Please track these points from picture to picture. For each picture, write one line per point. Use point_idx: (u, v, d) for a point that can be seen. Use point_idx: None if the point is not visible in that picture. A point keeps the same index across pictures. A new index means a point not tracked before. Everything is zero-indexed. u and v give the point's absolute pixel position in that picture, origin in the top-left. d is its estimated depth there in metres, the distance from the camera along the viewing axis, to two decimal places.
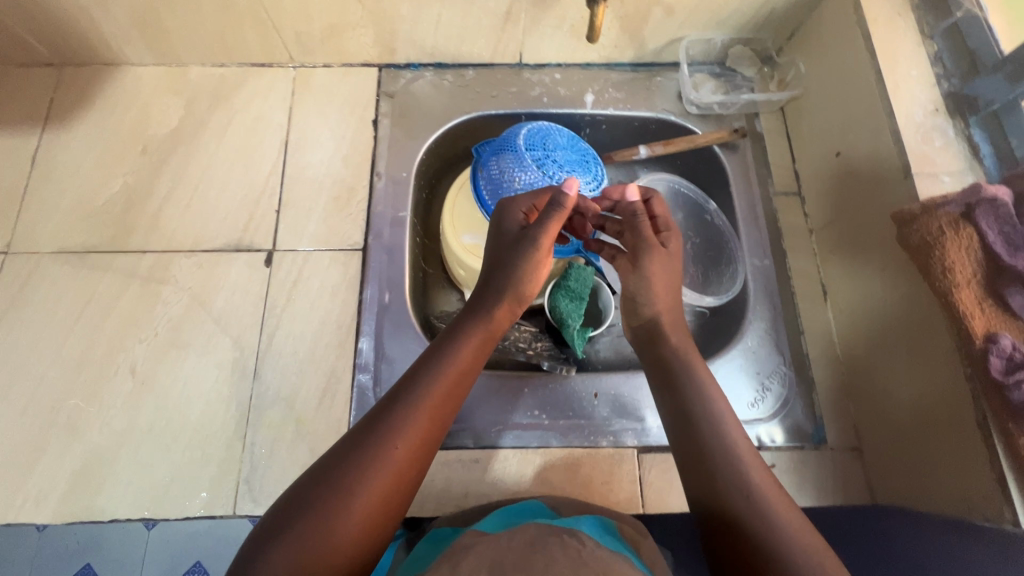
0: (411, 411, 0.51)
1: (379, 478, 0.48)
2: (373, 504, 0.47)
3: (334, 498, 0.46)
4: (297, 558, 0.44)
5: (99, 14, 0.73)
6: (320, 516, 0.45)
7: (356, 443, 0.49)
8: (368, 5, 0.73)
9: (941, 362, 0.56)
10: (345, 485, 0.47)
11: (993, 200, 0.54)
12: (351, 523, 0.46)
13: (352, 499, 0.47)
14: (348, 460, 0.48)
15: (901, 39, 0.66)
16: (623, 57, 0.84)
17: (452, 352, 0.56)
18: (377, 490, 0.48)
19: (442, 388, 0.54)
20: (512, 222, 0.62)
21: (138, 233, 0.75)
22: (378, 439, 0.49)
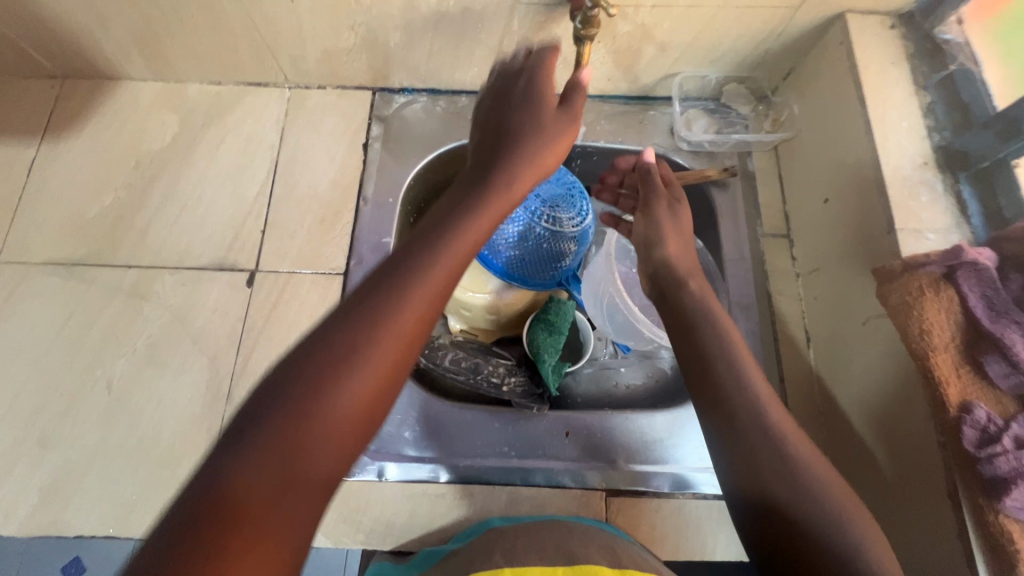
0: (393, 300, 0.39)
1: (358, 378, 0.36)
2: (354, 414, 0.36)
3: (302, 402, 0.35)
4: (280, 448, 0.34)
5: (99, 32, 0.74)
6: (284, 426, 0.34)
7: (327, 337, 0.37)
8: (361, 33, 0.74)
9: (917, 423, 0.55)
10: (314, 387, 0.35)
11: (976, 262, 0.53)
12: (328, 438, 0.35)
13: (323, 403, 0.35)
14: (316, 356, 0.37)
15: (893, 89, 0.65)
16: (617, 90, 0.84)
17: (448, 235, 0.44)
18: (358, 391, 0.36)
19: (435, 275, 0.41)
20: (523, 86, 0.57)
21: (126, 247, 0.76)
22: (354, 331, 0.37)
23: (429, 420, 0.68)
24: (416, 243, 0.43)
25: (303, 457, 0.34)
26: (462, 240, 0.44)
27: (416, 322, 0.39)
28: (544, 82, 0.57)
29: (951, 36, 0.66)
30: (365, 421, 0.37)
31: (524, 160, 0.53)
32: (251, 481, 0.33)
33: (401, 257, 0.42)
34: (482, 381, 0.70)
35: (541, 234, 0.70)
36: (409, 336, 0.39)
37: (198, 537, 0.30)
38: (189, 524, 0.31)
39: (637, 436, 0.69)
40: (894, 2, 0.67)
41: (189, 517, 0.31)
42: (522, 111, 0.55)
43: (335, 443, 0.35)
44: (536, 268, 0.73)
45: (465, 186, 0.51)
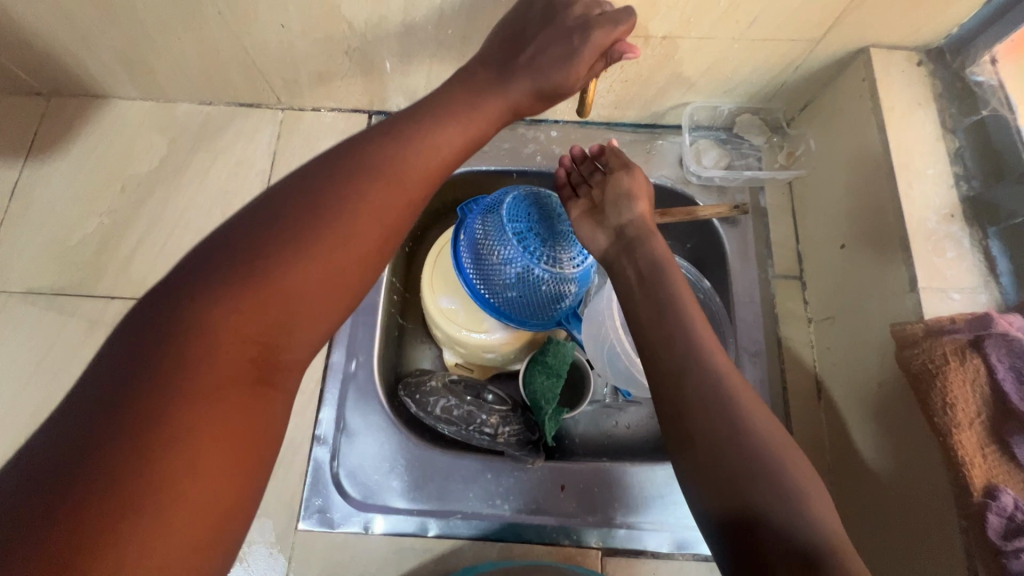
0: (345, 191, 0.43)
1: (315, 254, 0.41)
2: (312, 290, 0.41)
3: (262, 271, 0.39)
4: (237, 313, 0.38)
5: (83, 52, 0.71)
6: (246, 295, 0.38)
7: (280, 215, 0.42)
8: (356, 58, 0.70)
9: (933, 499, 0.52)
10: (273, 260, 0.40)
11: (1006, 333, 0.48)
12: (292, 308, 0.40)
13: (282, 275, 0.40)
14: (269, 231, 0.41)
15: (919, 133, 0.61)
16: (624, 117, 0.80)
17: (400, 137, 0.47)
18: (315, 267, 0.41)
19: (386, 173, 0.45)
20: (540, 16, 0.55)
21: (108, 277, 0.73)
22: (307, 212, 0.42)
23: (418, 470, 0.65)
24: (370, 141, 0.47)
25: (259, 323, 0.39)
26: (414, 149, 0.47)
27: (370, 211, 0.44)
28: (549, 56, 0.54)
29: (982, 78, 0.61)
30: (321, 298, 0.41)
31: (517, 79, 0.54)
32: (217, 342, 0.37)
33: (350, 159, 0.45)
34: (473, 433, 0.68)
35: (540, 277, 0.67)
36: (362, 222, 0.43)
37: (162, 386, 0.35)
38: (150, 379, 0.35)
39: (636, 491, 0.65)
40: (923, 37, 0.63)
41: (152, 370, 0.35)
42: (511, 65, 0.54)
43: (297, 315, 0.40)
44: (533, 310, 0.70)
45: (436, 98, 0.53)
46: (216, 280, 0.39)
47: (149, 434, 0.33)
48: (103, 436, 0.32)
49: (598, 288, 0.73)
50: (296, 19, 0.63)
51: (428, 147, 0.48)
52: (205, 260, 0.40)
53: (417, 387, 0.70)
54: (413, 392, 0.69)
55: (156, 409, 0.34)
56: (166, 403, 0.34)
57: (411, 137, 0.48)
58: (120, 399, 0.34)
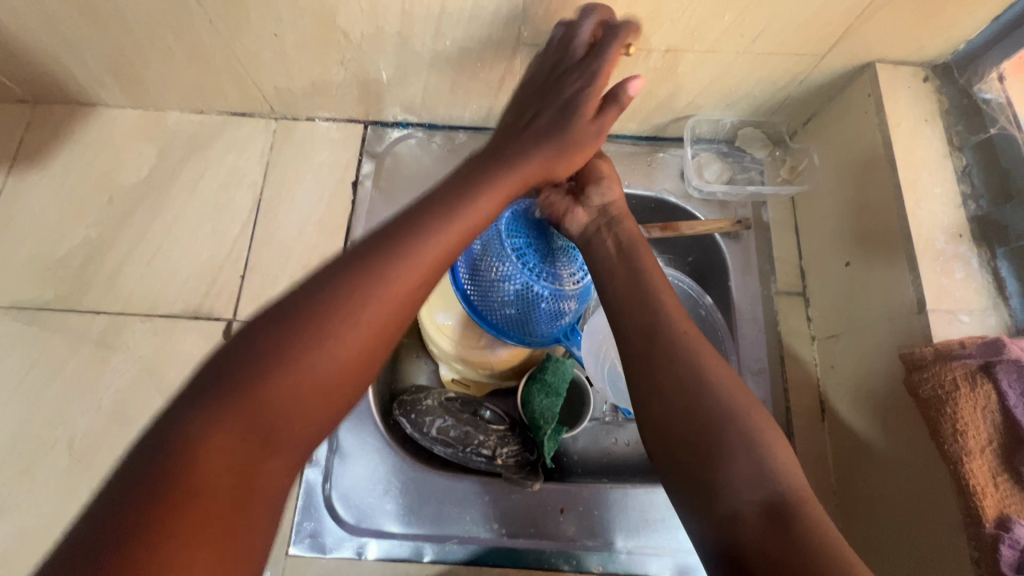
0: (371, 284, 0.38)
1: (327, 356, 0.36)
2: (318, 397, 0.36)
3: (265, 374, 0.35)
4: (244, 417, 0.34)
5: (70, 60, 0.69)
6: (247, 404, 0.34)
7: (297, 306, 0.37)
8: (351, 68, 0.68)
9: (943, 529, 0.51)
10: (280, 360, 0.35)
11: (1018, 359, 0.47)
12: (293, 414, 0.36)
13: (285, 382, 0.35)
14: (283, 328, 0.36)
15: (926, 150, 0.60)
16: (624, 129, 0.78)
17: (442, 215, 0.44)
18: (327, 372, 0.36)
19: (418, 261, 0.41)
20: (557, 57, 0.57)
21: (93, 292, 0.71)
22: (325, 305, 0.37)
23: (414, 492, 0.63)
24: (415, 224, 0.43)
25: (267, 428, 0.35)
26: (452, 225, 0.44)
27: (397, 300, 0.39)
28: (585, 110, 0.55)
29: (991, 94, 0.61)
30: (328, 407, 0.37)
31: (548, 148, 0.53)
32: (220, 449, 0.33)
33: (386, 235, 0.41)
34: (471, 455, 0.65)
35: (539, 294, 0.65)
36: (394, 320, 0.39)
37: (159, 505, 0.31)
38: (140, 491, 0.31)
39: (636, 515, 0.64)
40: (928, 53, 0.62)
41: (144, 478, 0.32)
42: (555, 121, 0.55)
43: (299, 421, 0.36)
44: (533, 327, 0.67)
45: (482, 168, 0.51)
46: (219, 379, 0.35)
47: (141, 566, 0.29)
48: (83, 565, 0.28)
49: (597, 304, 0.73)
50: (288, 28, 0.62)
51: (462, 228, 0.44)
52: (219, 356, 0.36)
53: (413, 407, 0.67)
54: (409, 412, 0.66)
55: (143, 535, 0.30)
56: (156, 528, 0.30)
57: (455, 221, 0.44)
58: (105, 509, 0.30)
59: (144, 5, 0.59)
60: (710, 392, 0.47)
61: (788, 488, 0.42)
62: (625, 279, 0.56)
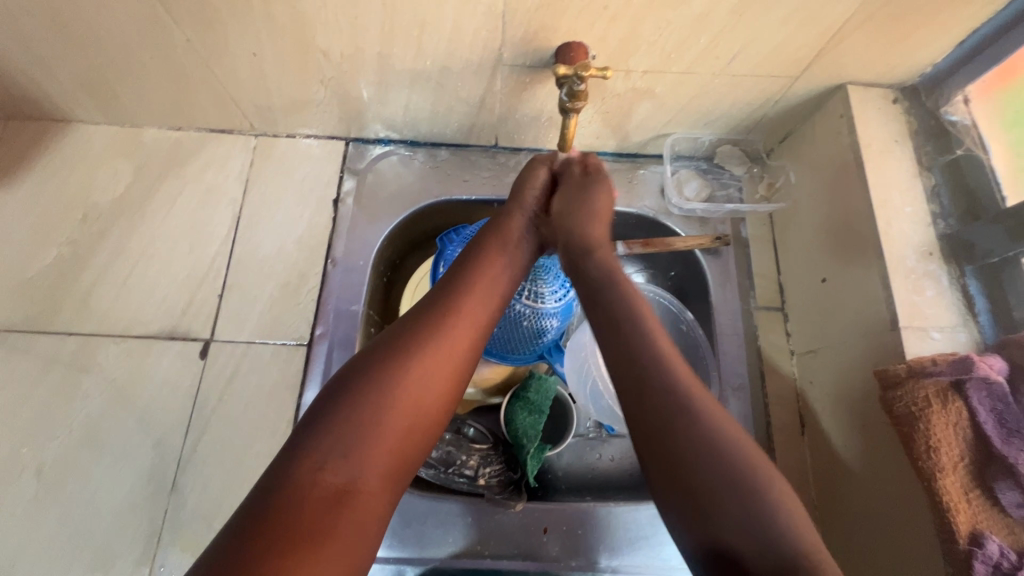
0: (428, 337, 0.49)
1: (402, 394, 0.45)
2: (399, 428, 0.45)
3: (354, 413, 0.44)
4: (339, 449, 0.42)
5: (43, 77, 0.68)
6: (340, 443, 0.43)
7: (370, 360, 0.47)
8: (331, 86, 0.68)
9: (922, 546, 0.51)
10: (364, 401, 0.44)
11: (987, 376, 0.48)
12: (380, 444, 0.44)
13: (374, 416, 0.44)
14: (363, 378, 0.46)
15: (897, 170, 0.62)
16: (605, 146, 0.79)
17: (470, 274, 0.55)
18: (402, 407, 0.45)
19: (462, 316, 0.51)
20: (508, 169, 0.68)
21: (65, 312, 0.69)
22: (394, 354, 0.47)
23: (396, 515, 0.62)
24: (450, 286, 0.53)
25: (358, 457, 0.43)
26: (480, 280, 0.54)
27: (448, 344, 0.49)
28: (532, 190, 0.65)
29: (957, 117, 0.62)
30: (407, 438, 0.45)
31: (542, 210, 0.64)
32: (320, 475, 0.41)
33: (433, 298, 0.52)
34: (453, 476, 0.66)
35: (521, 312, 0.66)
36: (450, 361, 0.49)
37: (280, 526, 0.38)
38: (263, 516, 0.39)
39: (619, 533, 0.64)
40: (897, 76, 0.64)
41: (266, 511, 0.39)
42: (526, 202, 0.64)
43: (384, 449, 0.44)
44: (514, 345, 0.68)
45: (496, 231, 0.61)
46: (318, 421, 0.44)
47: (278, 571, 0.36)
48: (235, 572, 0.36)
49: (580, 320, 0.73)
50: (267, 48, 0.62)
51: (491, 285, 0.55)
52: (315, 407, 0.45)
53: None
54: None
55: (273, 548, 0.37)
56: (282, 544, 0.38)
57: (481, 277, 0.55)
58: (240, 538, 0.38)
59: (119, 24, 0.59)
60: (690, 413, 0.45)
61: (796, 544, 0.40)
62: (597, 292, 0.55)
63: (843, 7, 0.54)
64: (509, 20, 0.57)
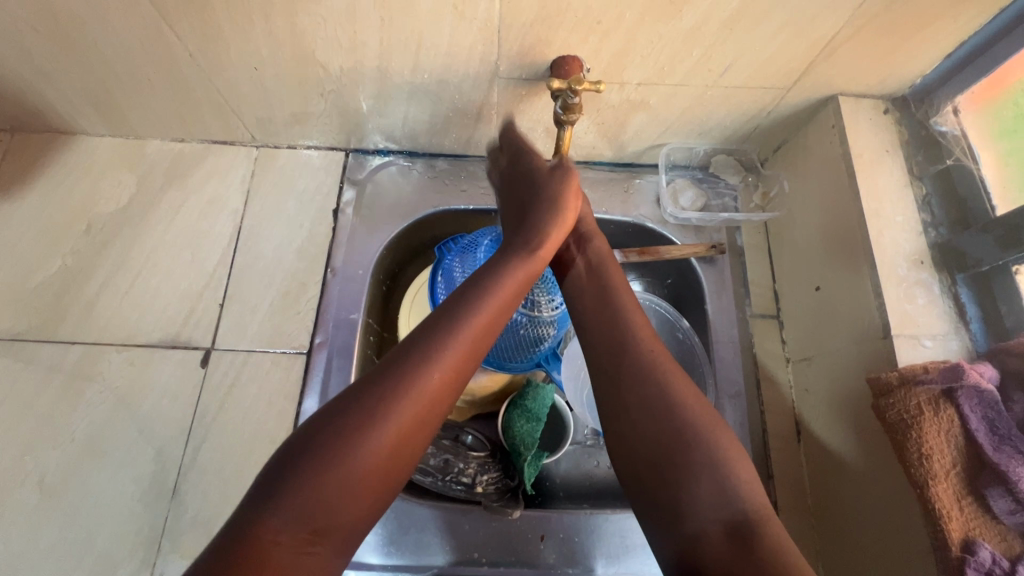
0: (405, 388, 0.44)
1: (370, 455, 0.42)
2: (364, 490, 0.42)
3: (320, 476, 0.40)
4: (303, 506, 0.39)
5: (50, 91, 0.69)
6: (309, 499, 0.39)
7: (342, 411, 0.43)
8: (331, 99, 0.69)
9: (916, 554, 0.52)
10: (330, 461, 0.41)
11: (978, 384, 0.49)
12: (343, 504, 0.41)
13: (345, 472, 0.41)
14: (335, 431, 0.42)
15: (888, 180, 0.63)
16: (602, 157, 0.80)
17: (472, 302, 0.50)
18: (370, 469, 0.42)
19: (446, 362, 0.46)
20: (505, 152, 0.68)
21: (69, 322, 0.70)
22: (378, 399, 0.43)
23: (393, 523, 0.63)
24: (450, 318, 0.49)
25: (324, 515, 0.40)
26: (483, 314, 0.50)
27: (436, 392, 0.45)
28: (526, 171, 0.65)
29: (946, 127, 0.63)
30: (376, 494, 0.43)
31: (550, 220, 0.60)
32: (282, 533, 0.38)
33: (429, 330, 0.48)
34: (450, 483, 0.67)
35: (518, 320, 0.67)
36: (432, 412, 0.45)
37: None
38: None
39: (616, 541, 0.64)
40: (887, 87, 0.65)
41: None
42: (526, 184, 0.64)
43: (347, 512, 0.41)
44: (512, 352, 0.69)
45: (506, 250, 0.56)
46: (279, 480, 0.40)
47: None
48: None
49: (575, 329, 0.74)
50: (268, 62, 0.63)
51: (483, 325, 0.49)
52: (290, 453, 0.41)
53: None
54: None
55: None
56: None
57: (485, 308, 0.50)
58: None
59: (124, 39, 0.60)
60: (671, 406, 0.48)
61: (750, 507, 0.43)
62: (595, 298, 0.57)
63: (831, 21, 0.55)
64: (505, 34, 0.58)
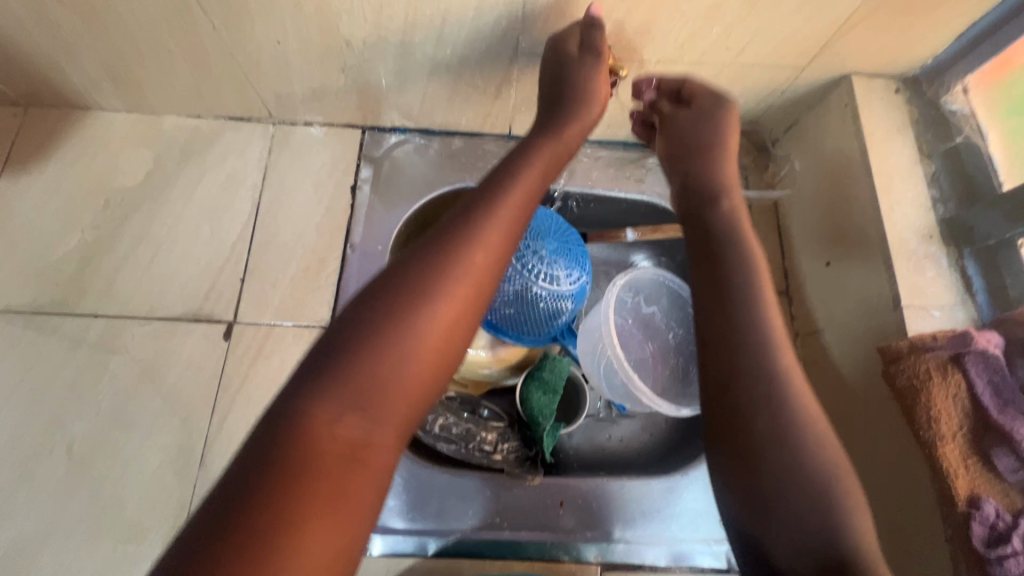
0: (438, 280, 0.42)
1: (415, 338, 0.41)
2: (411, 383, 0.40)
3: (363, 363, 0.39)
4: (353, 384, 0.39)
5: (67, 64, 0.69)
6: (355, 376, 0.39)
7: (375, 307, 0.41)
8: (352, 75, 0.70)
9: (921, 512, 0.55)
10: (369, 354, 0.40)
11: (984, 350, 0.51)
12: (394, 387, 0.40)
13: (393, 348, 0.40)
14: (374, 314, 0.41)
15: (898, 159, 0.65)
16: (616, 135, 0.81)
17: (499, 188, 0.49)
18: (418, 351, 0.41)
19: (475, 254, 0.44)
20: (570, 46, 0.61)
21: (91, 295, 0.70)
22: (418, 281, 0.42)
23: (416, 490, 0.65)
24: (478, 201, 0.48)
25: (373, 392, 0.39)
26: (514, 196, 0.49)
27: (476, 267, 0.44)
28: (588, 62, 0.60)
29: (957, 106, 0.65)
30: (429, 371, 0.41)
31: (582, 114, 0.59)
32: (329, 417, 0.38)
33: (460, 213, 0.47)
34: (473, 451, 0.69)
35: (538, 294, 0.68)
36: (476, 289, 0.44)
37: (278, 479, 0.35)
38: (264, 465, 0.35)
39: (632, 506, 0.66)
40: (899, 67, 0.66)
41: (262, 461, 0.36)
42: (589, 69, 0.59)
43: (399, 391, 0.40)
44: (531, 325, 0.70)
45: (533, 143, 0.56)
46: (319, 370, 0.39)
47: (270, 523, 0.33)
48: (228, 528, 0.33)
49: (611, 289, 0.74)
50: (292, 36, 0.63)
51: (514, 212, 0.48)
52: (330, 340, 0.41)
53: None
54: None
55: (275, 496, 0.34)
56: (285, 492, 0.34)
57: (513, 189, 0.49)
58: (228, 512, 0.33)
59: (146, 11, 0.60)
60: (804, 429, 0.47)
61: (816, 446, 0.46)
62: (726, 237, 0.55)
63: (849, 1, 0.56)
64: (529, 10, 0.59)
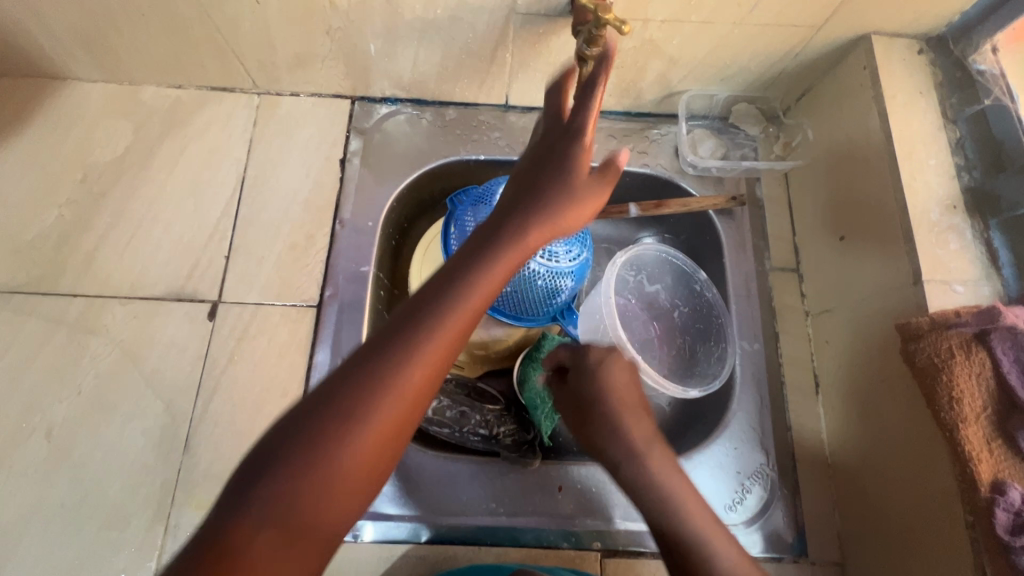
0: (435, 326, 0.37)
1: (359, 453, 0.34)
2: (350, 502, 0.34)
3: (301, 478, 0.32)
4: (284, 503, 0.32)
5: (36, 29, 0.65)
6: (289, 494, 0.32)
7: (333, 401, 0.34)
8: (338, 38, 0.66)
9: (940, 497, 0.52)
10: (304, 472, 0.33)
11: (1012, 326, 0.47)
12: (329, 509, 0.33)
13: (333, 465, 0.33)
14: (320, 418, 0.34)
15: (920, 124, 0.60)
16: (618, 105, 0.77)
17: (487, 257, 0.40)
18: (364, 466, 0.34)
19: (451, 341, 0.37)
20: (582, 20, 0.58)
21: (69, 274, 0.67)
22: (376, 377, 0.35)
23: (409, 475, 0.62)
24: (464, 274, 0.39)
25: (306, 513, 0.33)
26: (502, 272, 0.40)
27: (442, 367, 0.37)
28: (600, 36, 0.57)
29: (985, 67, 0.60)
30: (371, 487, 0.35)
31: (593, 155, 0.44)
32: (253, 539, 0.31)
33: (439, 287, 0.38)
34: (467, 434, 0.67)
35: (536, 271, 0.64)
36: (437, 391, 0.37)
37: None
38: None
39: None
40: (923, 26, 0.62)
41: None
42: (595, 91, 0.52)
43: (335, 512, 0.34)
44: (529, 305, 0.67)
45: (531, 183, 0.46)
46: (250, 481, 0.32)
47: None
48: None
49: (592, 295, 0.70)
50: None
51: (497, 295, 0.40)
52: (271, 442, 0.33)
53: None
54: None
55: None
56: None
57: (503, 261, 0.40)
58: None
59: None
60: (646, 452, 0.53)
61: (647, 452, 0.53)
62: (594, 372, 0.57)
63: None
64: None
